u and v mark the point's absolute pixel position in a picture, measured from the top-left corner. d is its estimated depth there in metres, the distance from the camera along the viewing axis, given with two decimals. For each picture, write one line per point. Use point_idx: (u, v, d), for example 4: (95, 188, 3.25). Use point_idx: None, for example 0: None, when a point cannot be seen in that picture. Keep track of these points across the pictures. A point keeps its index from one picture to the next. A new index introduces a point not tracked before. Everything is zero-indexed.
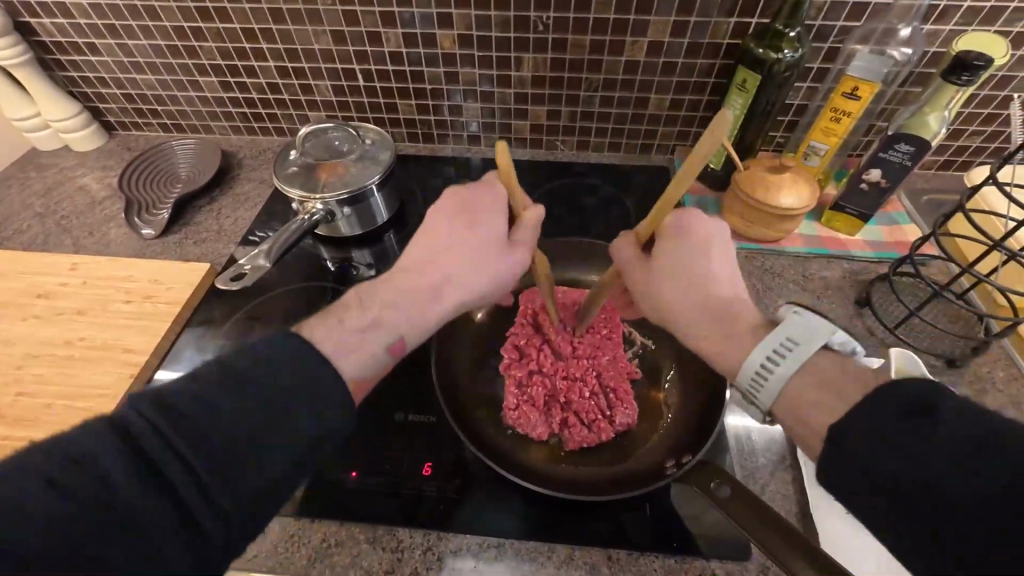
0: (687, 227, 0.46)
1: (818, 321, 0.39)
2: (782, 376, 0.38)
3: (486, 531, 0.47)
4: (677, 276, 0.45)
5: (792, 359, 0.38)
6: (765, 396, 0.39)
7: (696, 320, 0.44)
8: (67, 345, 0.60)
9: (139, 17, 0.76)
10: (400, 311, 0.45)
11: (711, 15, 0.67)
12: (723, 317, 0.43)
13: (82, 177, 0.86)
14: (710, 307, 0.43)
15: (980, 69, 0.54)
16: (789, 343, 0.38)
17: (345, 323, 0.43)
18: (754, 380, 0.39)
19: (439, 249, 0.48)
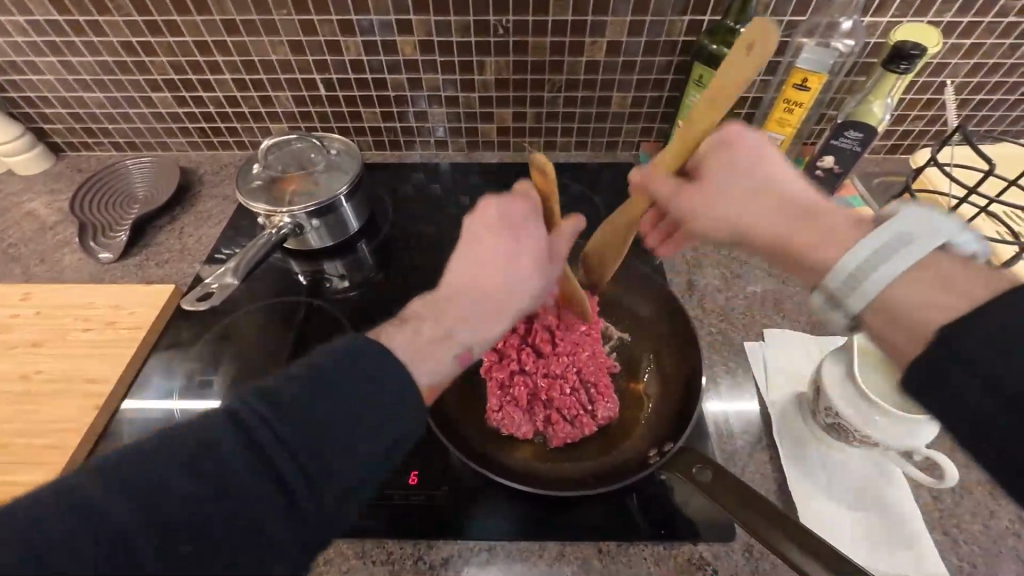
0: (737, 147, 0.43)
1: (942, 219, 0.35)
2: (886, 274, 0.35)
3: (477, 536, 0.47)
4: (735, 198, 0.42)
5: (905, 257, 0.34)
6: (858, 297, 0.36)
7: (772, 231, 0.41)
8: (24, 379, 0.57)
9: (83, 33, 0.73)
10: (469, 315, 0.44)
11: (666, 14, 0.69)
12: (811, 218, 0.40)
13: (29, 202, 0.81)
14: (788, 208, 0.41)
15: (916, 59, 0.57)
16: (898, 240, 0.35)
17: (420, 334, 0.41)
18: (850, 279, 0.36)
19: (493, 243, 0.46)
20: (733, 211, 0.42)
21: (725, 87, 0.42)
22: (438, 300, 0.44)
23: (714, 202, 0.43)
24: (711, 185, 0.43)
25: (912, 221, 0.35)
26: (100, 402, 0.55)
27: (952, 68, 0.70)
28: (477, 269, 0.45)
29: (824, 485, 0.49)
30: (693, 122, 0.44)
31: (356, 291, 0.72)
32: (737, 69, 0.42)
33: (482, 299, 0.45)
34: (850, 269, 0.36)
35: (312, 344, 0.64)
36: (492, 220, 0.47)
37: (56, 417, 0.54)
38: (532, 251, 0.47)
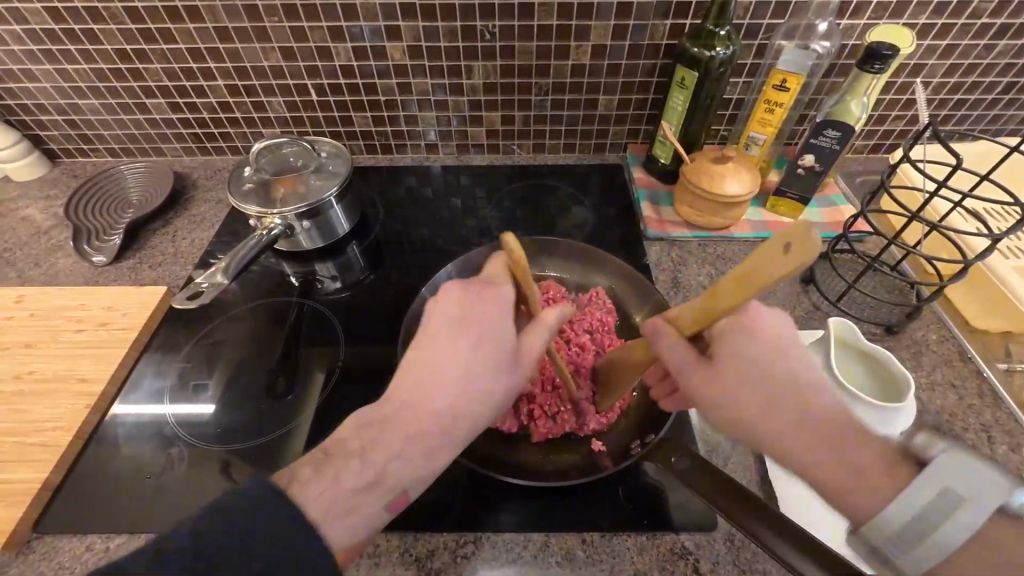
0: (755, 336, 0.39)
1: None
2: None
3: (463, 528, 0.48)
4: (750, 386, 0.38)
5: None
6: (1006, 532, 0.34)
7: (791, 451, 0.36)
8: (16, 379, 0.57)
9: (78, 41, 0.74)
10: (402, 458, 0.40)
11: (648, 18, 0.71)
12: (842, 452, 0.34)
13: (24, 208, 0.82)
14: (814, 432, 0.35)
15: (890, 59, 0.58)
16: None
17: (340, 482, 0.38)
18: (897, 536, 0.32)
19: (459, 343, 0.44)
20: (749, 412, 0.38)
21: (754, 282, 0.37)
22: (378, 420, 0.41)
23: (726, 386, 0.39)
24: (723, 369, 0.40)
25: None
26: (92, 402, 0.56)
27: (929, 68, 0.72)
28: (427, 378, 0.43)
29: None
30: (714, 302, 0.41)
31: (347, 292, 0.73)
32: (771, 264, 0.36)
33: (424, 423, 0.41)
34: (1022, 499, 0.33)
35: (299, 345, 0.65)
36: (454, 318, 0.45)
37: (46, 417, 0.55)
38: (492, 365, 0.44)
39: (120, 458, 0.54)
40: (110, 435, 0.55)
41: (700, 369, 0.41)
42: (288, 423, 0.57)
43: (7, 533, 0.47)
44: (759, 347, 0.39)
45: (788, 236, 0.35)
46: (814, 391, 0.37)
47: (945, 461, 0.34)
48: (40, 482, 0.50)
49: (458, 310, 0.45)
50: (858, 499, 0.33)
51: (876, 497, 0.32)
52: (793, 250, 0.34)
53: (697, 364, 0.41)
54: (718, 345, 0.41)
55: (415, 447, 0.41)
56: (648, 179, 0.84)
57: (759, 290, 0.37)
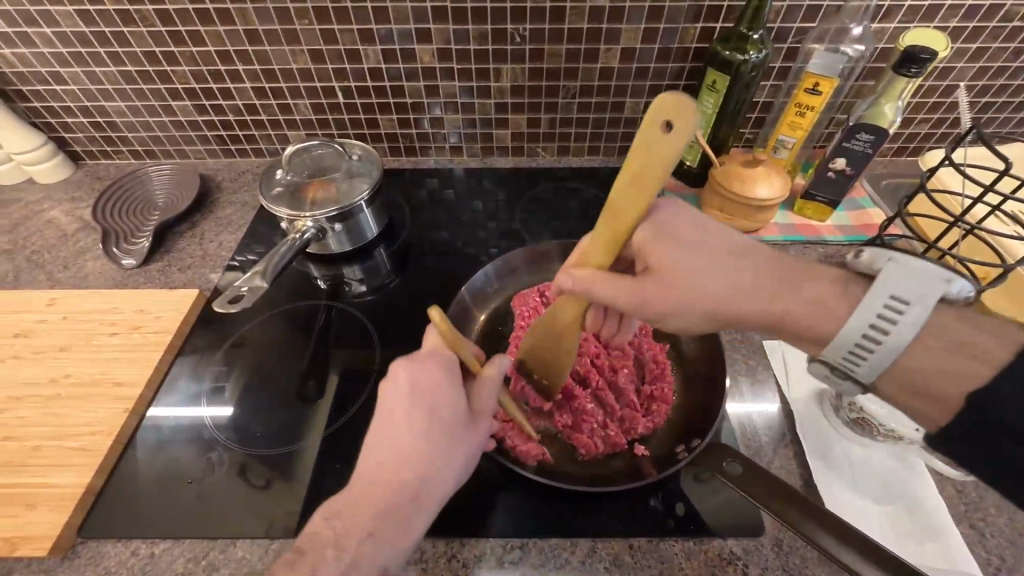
0: (673, 222, 0.45)
1: (927, 269, 0.37)
2: (893, 347, 0.38)
3: (509, 533, 0.48)
4: (706, 277, 0.43)
5: (908, 320, 0.37)
6: (866, 368, 0.40)
7: (759, 312, 0.42)
8: (54, 383, 0.57)
9: (108, 44, 0.74)
10: (384, 537, 0.39)
11: (679, 21, 0.71)
12: (799, 292, 0.41)
13: (49, 211, 0.82)
14: (770, 280, 0.42)
15: (926, 62, 0.58)
16: (899, 305, 0.38)
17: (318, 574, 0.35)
18: (855, 349, 0.40)
19: (407, 412, 0.44)
20: (705, 289, 0.43)
21: (654, 163, 0.40)
22: (342, 507, 0.40)
23: (682, 287, 0.43)
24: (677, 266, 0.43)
25: (904, 287, 0.37)
26: (130, 405, 0.56)
27: (957, 71, 0.72)
28: (391, 459, 0.42)
29: (850, 479, 0.50)
30: (621, 202, 0.44)
31: (375, 294, 0.73)
32: (662, 143, 0.39)
33: (395, 494, 0.41)
34: (861, 331, 0.39)
35: (328, 350, 0.65)
36: (403, 389, 0.45)
37: (86, 421, 0.54)
38: (450, 422, 0.45)
39: (158, 462, 0.54)
40: (148, 438, 0.55)
41: (645, 283, 0.44)
42: (326, 428, 0.56)
43: (53, 538, 0.47)
44: (683, 231, 0.44)
45: (655, 112, 0.39)
46: (733, 252, 0.44)
47: (853, 297, 0.40)
48: (82, 487, 0.50)
49: (406, 379, 0.45)
50: (825, 327, 0.41)
51: (838, 322, 0.40)
52: (673, 126, 0.38)
53: (638, 282, 0.44)
54: (652, 254, 0.44)
55: (389, 523, 0.40)
56: (674, 182, 0.84)
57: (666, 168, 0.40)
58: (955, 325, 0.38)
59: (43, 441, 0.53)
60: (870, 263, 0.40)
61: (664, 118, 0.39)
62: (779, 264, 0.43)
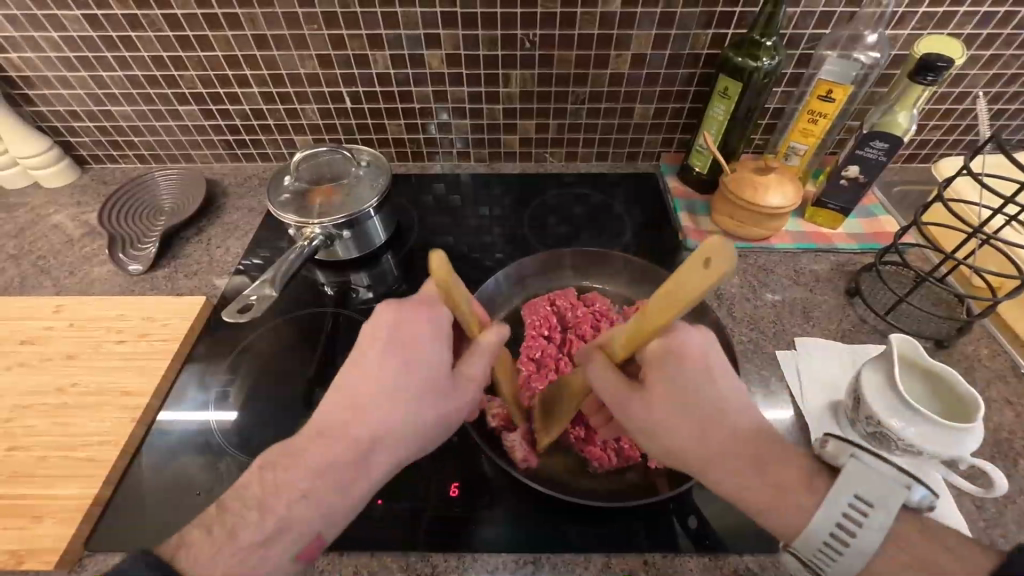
0: (682, 369, 0.42)
1: (887, 468, 0.35)
2: (864, 548, 0.35)
3: (522, 548, 0.47)
4: (682, 421, 0.42)
5: (872, 526, 0.35)
6: (837, 569, 0.36)
7: (717, 484, 0.41)
8: (60, 392, 0.57)
9: (115, 48, 0.74)
10: (314, 497, 0.40)
11: (690, 27, 0.71)
12: (761, 471, 0.39)
13: (54, 215, 0.82)
14: (726, 441, 0.40)
15: (943, 70, 0.57)
16: (863, 507, 0.35)
17: (235, 538, 0.38)
18: (825, 549, 0.37)
19: (381, 351, 0.43)
20: (674, 448, 0.42)
21: (680, 293, 0.37)
22: (287, 458, 0.41)
23: (652, 420, 0.43)
24: (654, 411, 0.43)
25: (863, 485, 0.36)
26: (137, 415, 0.55)
27: (971, 78, 0.71)
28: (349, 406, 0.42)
29: None
30: (649, 321, 0.41)
31: (383, 300, 0.72)
32: (689, 276, 0.35)
33: (337, 449, 0.41)
34: (824, 534, 0.36)
35: (337, 358, 0.64)
36: (380, 337, 0.44)
37: (93, 431, 0.54)
38: (422, 379, 0.43)
39: (165, 472, 0.53)
40: (156, 448, 0.55)
41: (625, 389, 0.44)
42: None
43: (60, 551, 0.46)
44: (687, 372, 0.42)
45: (699, 250, 0.34)
46: (716, 406, 0.41)
47: (816, 488, 0.38)
48: (89, 498, 0.49)
49: (387, 325, 0.44)
50: (778, 519, 0.38)
51: (802, 513, 0.38)
52: (710, 263, 0.33)
53: (618, 394, 0.44)
54: (648, 373, 0.44)
55: (325, 484, 0.40)
56: (683, 189, 0.84)
57: (685, 305, 0.37)
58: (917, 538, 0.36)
59: (49, 451, 0.52)
60: (835, 455, 0.40)
61: (705, 255, 0.34)
62: (751, 435, 0.40)
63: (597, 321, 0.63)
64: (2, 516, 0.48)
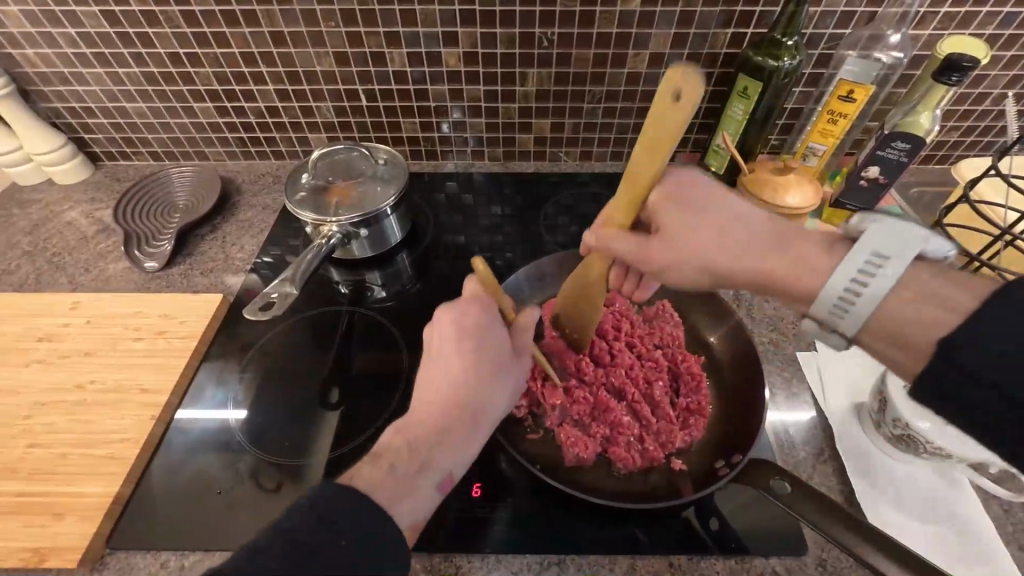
0: (685, 193, 0.46)
1: (912, 228, 0.37)
2: (875, 297, 0.38)
3: (547, 549, 0.47)
4: (704, 237, 0.46)
5: (885, 274, 0.37)
6: (851, 322, 0.39)
7: (751, 269, 0.44)
8: (79, 389, 0.56)
9: (131, 45, 0.74)
10: (450, 447, 0.42)
11: (710, 26, 0.70)
12: (784, 249, 0.43)
13: (69, 212, 0.81)
14: (769, 238, 0.44)
15: (969, 71, 0.57)
16: (879, 261, 0.38)
17: (395, 470, 0.39)
18: (839, 303, 0.39)
19: (452, 344, 0.46)
20: (700, 252, 0.46)
21: (660, 136, 0.43)
22: (410, 424, 0.43)
23: (679, 251, 0.46)
24: (671, 238, 0.47)
25: (885, 240, 0.38)
26: (156, 413, 0.55)
27: (991, 79, 0.71)
28: (444, 386, 0.44)
29: (893, 496, 0.49)
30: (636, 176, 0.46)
31: (398, 299, 0.72)
32: (665, 113, 0.42)
33: (454, 413, 0.43)
34: (840, 289, 0.39)
35: (354, 356, 0.64)
36: (451, 333, 0.46)
37: (112, 429, 0.54)
38: (494, 356, 0.46)
39: (186, 470, 0.53)
40: (176, 446, 0.54)
41: (648, 245, 0.48)
42: (354, 438, 0.55)
43: (82, 549, 0.46)
44: (693, 199, 0.46)
45: (664, 88, 0.41)
46: (733, 224, 0.45)
47: (838, 254, 0.41)
48: (111, 497, 0.49)
49: (453, 322, 0.47)
50: (810, 281, 0.41)
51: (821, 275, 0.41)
52: (680, 98, 0.40)
53: (647, 244, 0.48)
54: (660, 217, 0.47)
55: (454, 433, 0.43)
56: None
57: (671, 146, 0.43)
58: (927, 279, 0.37)
59: (70, 449, 0.52)
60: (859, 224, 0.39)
61: (672, 92, 0.41)
62: (766, 226, 0.45)
63: (619, 322, 0.60)
64: (23, 513, 0.48)
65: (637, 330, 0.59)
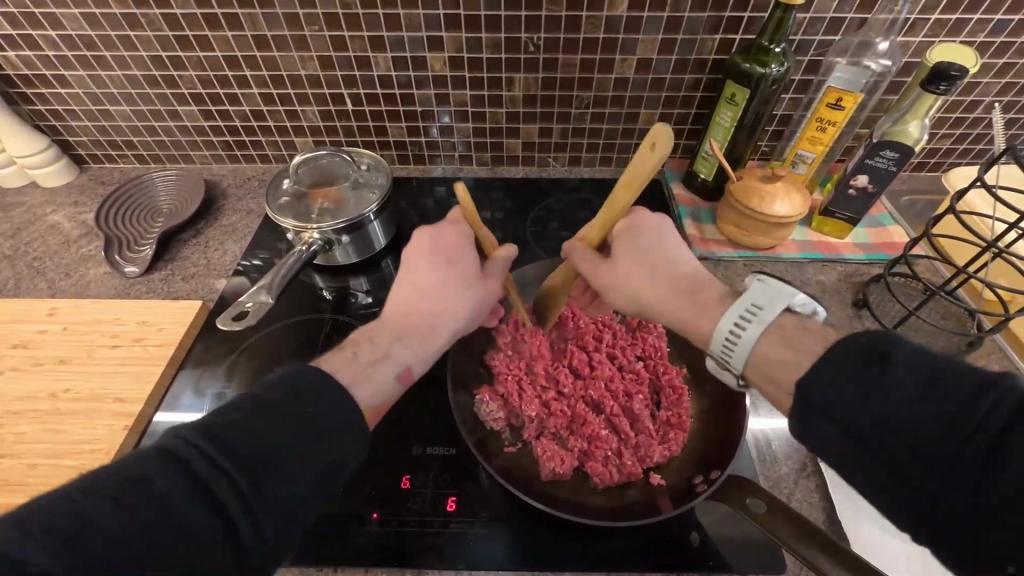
0: (643, 231, 0.47)
1: (782, 285, 0.41)
2: (749, 342, 0.39)
3: (522, 566, 0.46)
4: (644, 265, 0.46)
5: (759, 322, 0.39)
6: (738, 364, 0.40)
7: (662, 312, 0.45)
8: (52, 398, 0.56)
9: (113, 48, 0.73)
10: (409, 346, 0.46)
11: (698, 32, 0.69)
12: (693, 298, 0.44)
13: (51, 215, 0.81)
14: (680, 291, 0.44)
15: (957, 80, 0.56)
16: (754, 309, 0.40)
17: (358, 357, 0.43)
18: (726, 346, 0.41)
19: (424, 257, 0.49)
20: (628, 287, 0.46)
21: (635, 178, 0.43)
22: (378, 327, 0.47)
23: (614, 282, 0.47)
24: (619, 264, 0.47)
25: (758, 293, 0.41)
26: (130, 422, 0.54)
27: (983, 86, 0.70)
28: (413, 293, 0.48)
29: (875, 514, 0.48)
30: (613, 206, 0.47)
31: (382, 306, 0.71)
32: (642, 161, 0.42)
33: (415, 319, 0.47)
34: (725, 331, 0.40)
35: None
36: (424, 246, 0.50)
37: (84, 439, 0.53)
38: (462, 273, 0.49)
39: None
40: None
41: (597, 270, 0.48)
42: None
43: None
44: (645, 240, 0.47)
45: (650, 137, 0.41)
46: (670, 267, 0.46)
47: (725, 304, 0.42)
48: None
49: (429, 238, 0.50)
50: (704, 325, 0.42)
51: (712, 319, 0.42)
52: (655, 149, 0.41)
53: (597, 266, 0.48)
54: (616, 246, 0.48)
55: (411, 338, 0.46)
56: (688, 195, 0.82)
57: (644, 184, 0.43)
58: (794, 327, 0.39)
59: (41, 460, 0.51)
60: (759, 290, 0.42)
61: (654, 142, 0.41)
62: (690, 272, 0.46)
63: (600, 333, 0.59)
64: None
65: (619, 341, 0.59)
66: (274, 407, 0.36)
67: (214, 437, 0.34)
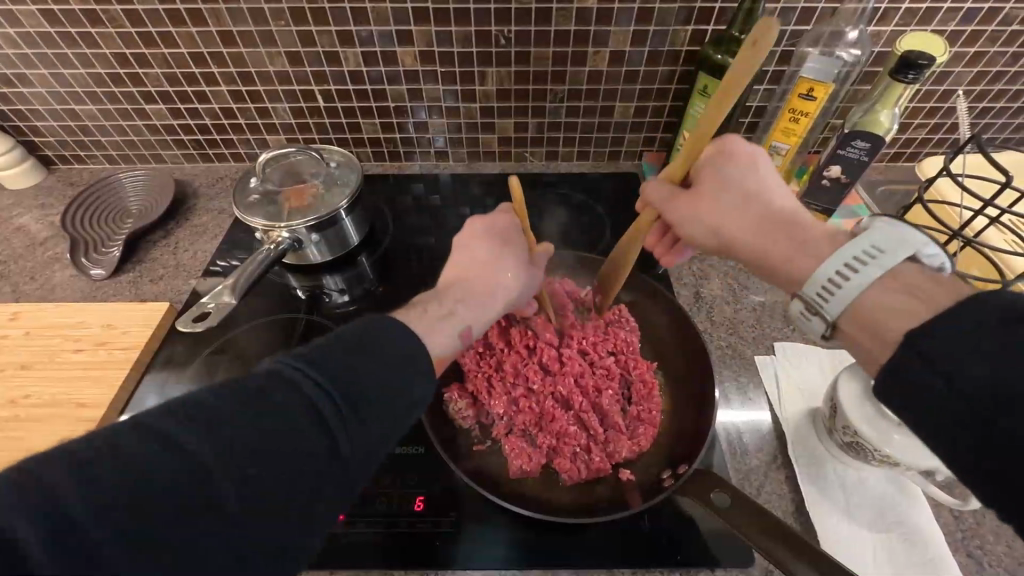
0: (736, 166, 0.45)
1: (907, 230, 0.37)
2: (857, 286, 0.36)
3: (487, 565, 0.46)
4: (735, 198, 0.44)
5: (876, 265, 0.36)
6: (834, 309, 0.38)
7: (753, 246, 0.43)
8: (13, 404, 0.55)
9: (74, 45, 0.71)
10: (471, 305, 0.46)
11: (669, 23, 0.69)
12: (790, 234, 0.42)
13: (18, 217, 0.79)
14: (770, 224, 0.42)
15: (924, 69, 0.56)
16: (874, 252, 0.37)
17: (427, 313, 0.43)
18: (826, 287, 0.38)
19: (477, 243, 0.49)
20: (727, 224, 0.44)
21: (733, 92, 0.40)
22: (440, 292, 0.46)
23: (701, 211, 0.45)
24: (702, 193, 0.45)
25: (886, 235, 0.37)
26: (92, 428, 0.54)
27: (955, 75, 0.70)
28: (468, 268, 0.48)
29: (844, 506, 0.48)
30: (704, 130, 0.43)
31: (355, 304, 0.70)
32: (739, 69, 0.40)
33: (481, 284, 0.47)
34: (830, 272, 0.38)
35: None
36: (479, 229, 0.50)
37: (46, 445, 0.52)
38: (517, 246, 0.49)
39: None
40: None
41: (685, 198, 0.46)
42: None
43: None
44: (742, 170, 0.45)
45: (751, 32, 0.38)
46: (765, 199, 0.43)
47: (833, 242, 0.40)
48: None
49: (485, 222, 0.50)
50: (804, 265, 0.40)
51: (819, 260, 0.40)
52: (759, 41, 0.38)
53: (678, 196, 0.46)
54: (704, 178, 0.46)
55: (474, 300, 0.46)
56: None
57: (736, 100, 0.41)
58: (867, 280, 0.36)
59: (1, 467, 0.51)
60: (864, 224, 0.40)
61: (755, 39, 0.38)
62: (788, 208, 0.43)
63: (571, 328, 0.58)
64: None
65: (589, 336, 0.58)
66: (352, 343, 0.35)
67: (307, 361, 0.33)
